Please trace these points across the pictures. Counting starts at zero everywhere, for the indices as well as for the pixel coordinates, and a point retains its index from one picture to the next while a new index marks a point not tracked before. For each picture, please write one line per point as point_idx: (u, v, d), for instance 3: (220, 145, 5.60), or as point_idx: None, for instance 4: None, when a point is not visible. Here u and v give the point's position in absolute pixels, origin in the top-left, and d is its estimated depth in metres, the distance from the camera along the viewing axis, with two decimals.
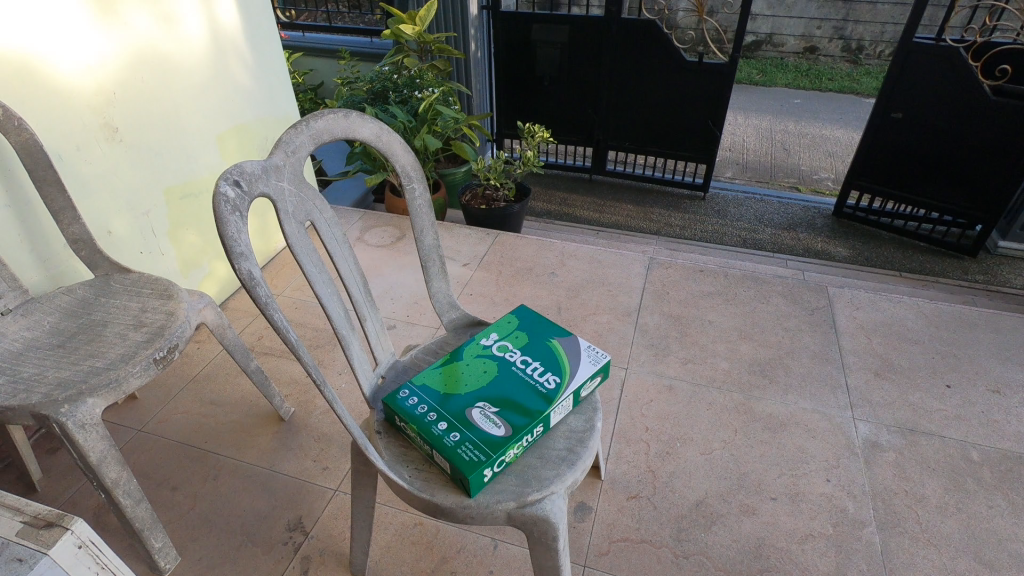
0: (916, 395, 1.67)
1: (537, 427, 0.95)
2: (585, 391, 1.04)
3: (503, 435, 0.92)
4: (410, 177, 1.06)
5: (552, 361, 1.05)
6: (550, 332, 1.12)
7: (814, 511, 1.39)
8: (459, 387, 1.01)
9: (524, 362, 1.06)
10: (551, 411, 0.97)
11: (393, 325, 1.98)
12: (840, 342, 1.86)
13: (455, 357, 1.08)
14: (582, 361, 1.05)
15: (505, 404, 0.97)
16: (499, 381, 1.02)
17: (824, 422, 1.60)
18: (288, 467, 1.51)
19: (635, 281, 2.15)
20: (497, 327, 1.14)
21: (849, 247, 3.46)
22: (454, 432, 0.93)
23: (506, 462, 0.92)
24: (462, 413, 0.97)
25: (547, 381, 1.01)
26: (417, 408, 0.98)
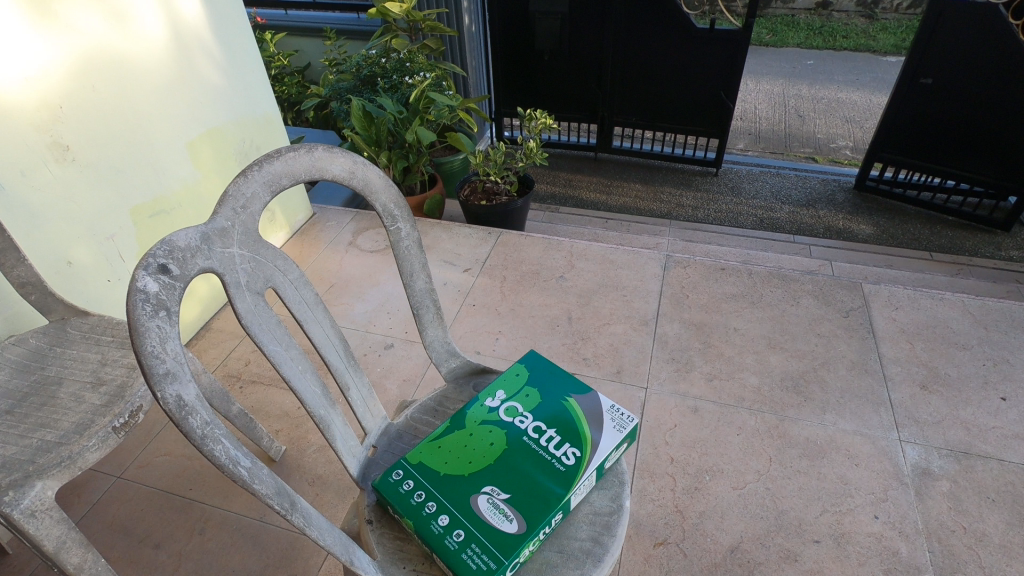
0: (967, 410, 1.52)
1: (556, 517, 0.81)
2: (610, 462, 0.89)
3: (517, 534, 0.77)
4: (395, 217, 0.89)
5: (570, 428, 0.90)
6: (566, 389, 0.96)
7: (862, 556, 1.25)
8: (462, 467, 0.86)
9: (537, 430, 0.90)
10: (572, 496, 0.82)
11: (391, 344, 1.83)
12: (878, 350, 1.70)
13: (457, 424, 0.93)
14: (605, 427, 0.90)
15: (517, 489, 0.82)
16: (509, 456, 0.87)
17: (867, 446, 1.45)
18: (281, 517, 1.38)
19: (651, 284, 1.98)
20: (504, 383, 0.98)
21: (873, 224, 3.25)
22: (456, 529, 0.79)
23: (521, 564, 0.77)
24: (467, 502, 0.82)
25: (565, 456, 0.86)
26: (413, 497, 0.83)
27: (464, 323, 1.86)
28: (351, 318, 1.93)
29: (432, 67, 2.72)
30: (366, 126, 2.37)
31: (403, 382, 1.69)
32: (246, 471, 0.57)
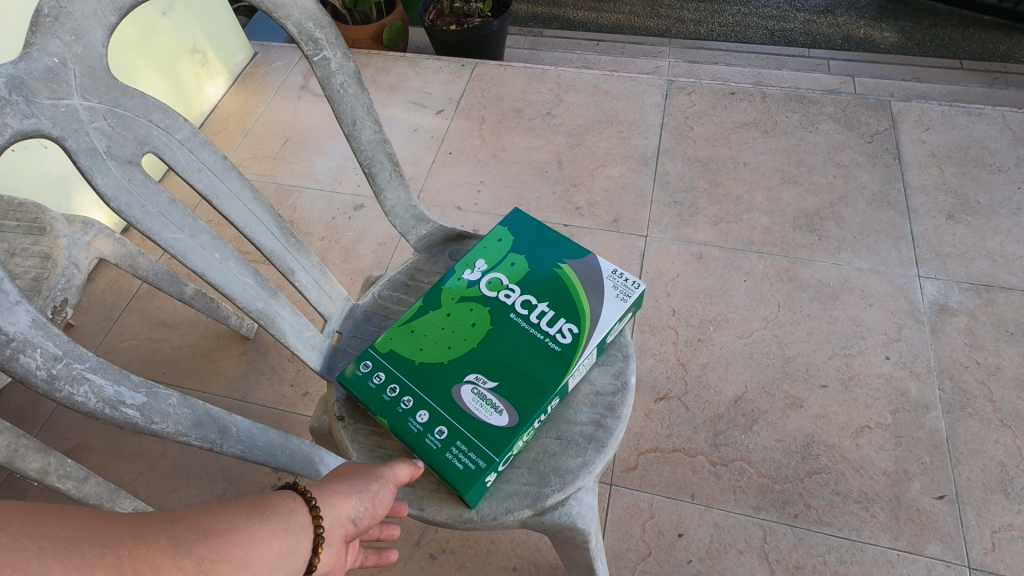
0: (995, 240, 1.40)
1: (552, 403, 0.70)
2: (613, 335, 0.76)
3: (509, 427, 0.67)
4: (318, 42, 0.67)
5: (566, 300, 0.76)
6: (558, 254, 0.81)
7: (870, 398, 1.21)
8: (440, 354, 0.74)
9: (527, 305, 0.76)
10: (570, 379, 0.71)
11: (362, 203, 1.63)
12: (903, 178, 1.53)
13: (431, 303, 0.79)
14: (605, 296, 0.76)
15: (506, 376, 0.71)
16: (495, 338, 0.74)
17: (883, 284, 1.35)
18: (263, 396, 1.32)
19: (651, 116, 1.73)
20: (484, 252, 0.82)
21: (898, 29, 2.85)
22: (438, 426, 0.68)
23: (515, 457, 0.68)
24: (447, 393, 0.70)
25: (560, 333, 0.73)
26: (386, 392, 0.72)
27: (441, 175, 1.65)
28: (313, 177, 1.71)
29: None
30: None
31: (378, 246, 1.53)
32: (136, 411, 0.49)
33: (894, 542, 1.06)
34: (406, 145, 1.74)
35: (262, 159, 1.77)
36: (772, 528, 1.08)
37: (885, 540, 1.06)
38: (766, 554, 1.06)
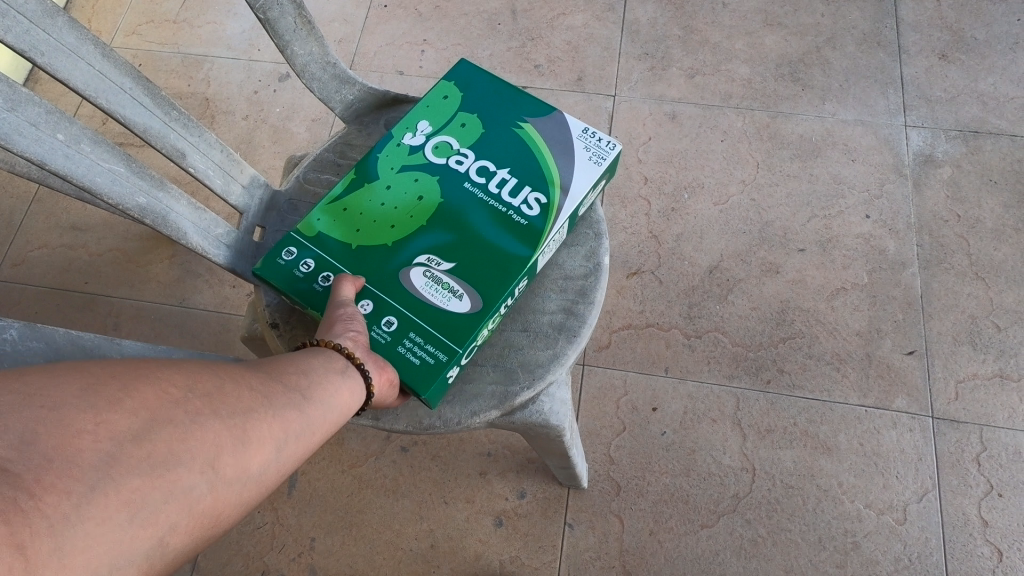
0: (988, 81, 1.29)
1: (519, 286, 0.61)
2: (586, 206, 0.66)
3: (474, 313, 0.58)
4: None
5: (531, 163, 0.64)
6: (517, 110, 0.67)
7: (848, 259, 1.16)
8: (383, 233, 0.62)
9: (483, 173, 0.64)
10: (539, 255, 0.61)
11: (287, 73, 1.40)
12: (897, 13, 1.37)
13: (366, 176, 0.66)
14: (575, 159, 0.64)
15: (466, 256, 0.60)
16: (447, 214, 0.63)
17: (868, 137, 1.25)
18: (203, 300, 1.20)
19: None
20: (427, 111, 0.68)
21: None
22: (386, 317, 0.58)
23: (479, 347, 0.60)
24: (394, 279, 0.60)
25: (524, 205, 0.62)
26: (317, 281, 0.60)
27: (377, 34, 1.42)
28: (224, 43, 1.44)
29: None
30: None
31: (312, 123, 1.33)
32: None
33: (863, 400, 1.06)
34: None
35: (161, 23, 1.48)
36: (745, 396, 1.07)
37: (854, 399, 1.06)
38: (738, 421, 1.06)
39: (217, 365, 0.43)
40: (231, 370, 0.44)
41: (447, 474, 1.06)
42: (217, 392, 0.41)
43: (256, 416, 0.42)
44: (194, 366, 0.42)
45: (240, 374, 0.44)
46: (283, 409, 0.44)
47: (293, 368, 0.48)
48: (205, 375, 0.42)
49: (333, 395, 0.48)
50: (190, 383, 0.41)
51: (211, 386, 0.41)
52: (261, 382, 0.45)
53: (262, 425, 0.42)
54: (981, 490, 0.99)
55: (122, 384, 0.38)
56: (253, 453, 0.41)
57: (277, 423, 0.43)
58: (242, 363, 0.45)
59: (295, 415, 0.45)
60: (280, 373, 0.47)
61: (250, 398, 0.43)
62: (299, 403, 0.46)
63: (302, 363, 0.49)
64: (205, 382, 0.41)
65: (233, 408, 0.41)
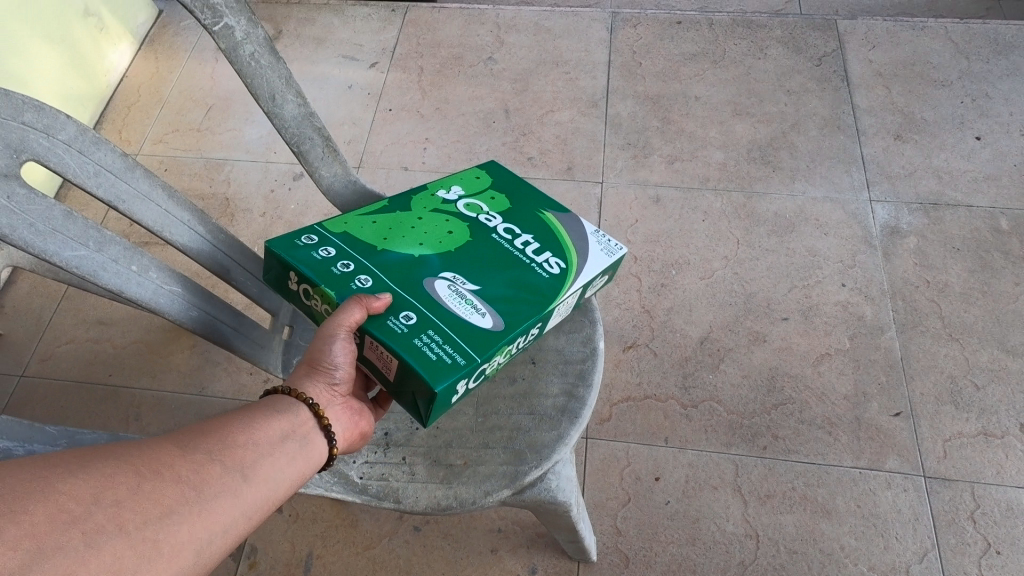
0: (941, 157, 1.42)
1: (532, 328, 0.65)
2: (591, 291, 0.72)
3: (493, 330, 0.62)
4: (216, 8, 0.61)
5: (552, 232, 0.72)
6: (544, 196, 0.76)
7: (829, 326, 1.24)
8: (412, 249, 0.69)
9: (507, 231, 0.72)
10: (557, 300, 0.66)
11: (301, 173, 1.53)
12: (852, 100, 1.52)
13: (399, 208, 0.74)
14: (590, 240, 0.71)
15: (489, 286, 0.66)
16: (472, 251, 0.69)
17: (837, 212, 1.36)
18: (221, 387, 1.26)
19: (597, 53, 1.66)
20: (462, 178, 0.78)
21: None
22: (405, 311, 0.63)
23: (485, 373, 0.62)
24: (418, 287, 0.65)
25: (542, 265, 0.68)
26: (336, 266, 0.66)
27: (383, 135, 1.56)
28: (243, 148, 1.58)
29: None
30: None
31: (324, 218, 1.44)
32: None
33: (856, 462, 1.11)
34: (340, 104, 1.62)
35: (185, 131, 1.63)
36: (743, 462, 1.12)
37: (848, 461, 1.11)
38: (739, 487, 1.10)
39: (138, 463, 0.43)
40: (157, 462, 0.44)
41: (459, 552, 1.08)
42: (134, 496, 0.41)
43: (179, 518, 0.42)
44: (111, 463, 0.42)
45: (166, 468, 0.44)
46: (210, 504, 0.44)
47: (230, 448, 0.48)
48: (122, 475, 0.41)
49: (271, 474, 0.50)
50: (105, 490, 0.40)
51: (130, 489, 0.41)
52: (191, 473, 0.45)
53: (185, 528, 0.42)
54: (979, 548, 1.02)
55: (11, 508, 0.36)
56: (174, 559, 0.41)
57: (203, 520, 0.44)
58: (171, 450, 0.45)
59: (225, 506, 0.45)
60: (215, 457, 0.47)
61: (174, 498, 0.43)
62: (230, 494, 0.46)
63: (242, 441, 0.49)
64: (120, 487, 0.41)
65: (154, 512, 0.41)
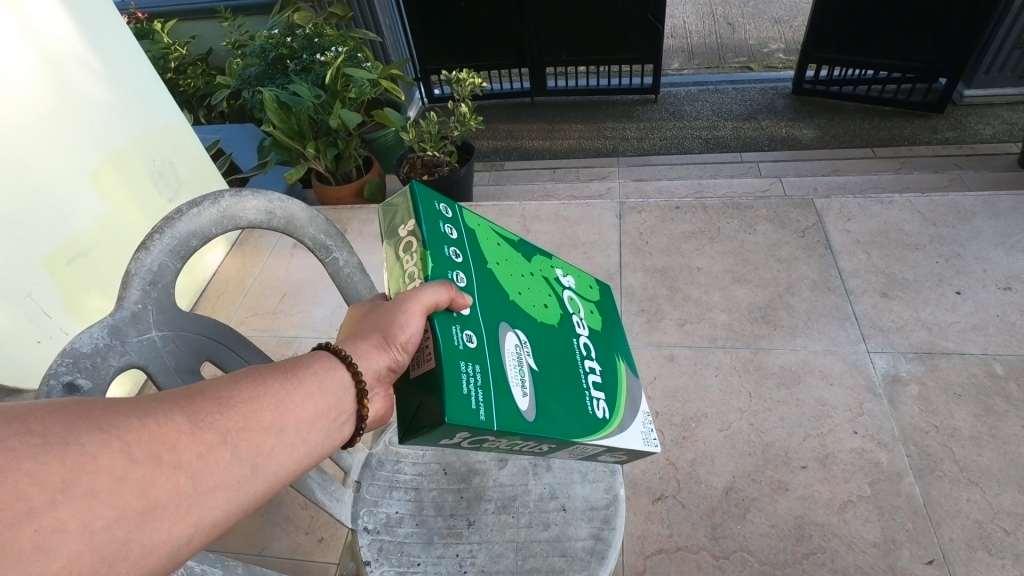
0: (927, 310, 1.58)
1: (548, 444, 0.66)
2: (609, 455, 0.75)
3: (523, 416, 0.62)
4: (328, 247, 0.83)
5: (611, 387, 0.77)
6: (624, 356, 0.87)
7: (848, 472, 1.30)
8: (510, 290, 0.75)
9: (585, 348, 0.79)
10: (580, 438, 0.67)
11: None
12: (838, 264, 1.73)
13: (519, 257, 0.82)
14: (637, 421, 0.77)
15: (545, 376, 0.69)
16: (549, 335, 0.75)
17: (838, 364, 1.50)
18: (279, 547, 1.34)
19: (609, 235, 1.96)
20: (575, 282, 0.90)
21: (814, 127, 3.20)
22: (469, 332, 0.64)
23: (480, 440, 0.63)
24: (497, 325, 0.68)
25: (594, 400, 0.73)
26: (450, 248, 0.71)
27: None
28: (310, 327, 1.85)
29: (345, 38, 2.52)
30: (284, 118, 2.18)
31: None
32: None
33: None
34: None
35: (263, 315, 1.92)
36: None
37: None
38: None
39: (135, 444, 0.43)
40: (160, 442, 0.45)
41: None
42: (118, 486, 0.42)
43: (162, 516, 0.44)
44: (103, 439, 0.42)
45: (167, 451, 0.45)
46: (200, 502, 0.46)
47: (241, 436, 0.50)
48: (115, 456, 0.42)
49: (273, 467, 0.52)
50: (93, 476, 0.40)
51: (117, 475, 0.42)
52: (191, 463, 0.46)
53: (167, 525, 0.44)
54: None
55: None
56: (150, 553, 0.43)
57: (189, 516, 0.46)
58: (178, 427, 0.46)
59: (218, 501, 0.48)
60: (222, 444, 0.48)
61: (163, 491, 0.44)
62: (223, 489, 0.48)
63: (256, 428, 0.51)
64: (104, 476, 0.41)
65: (136, 506, 0.42)
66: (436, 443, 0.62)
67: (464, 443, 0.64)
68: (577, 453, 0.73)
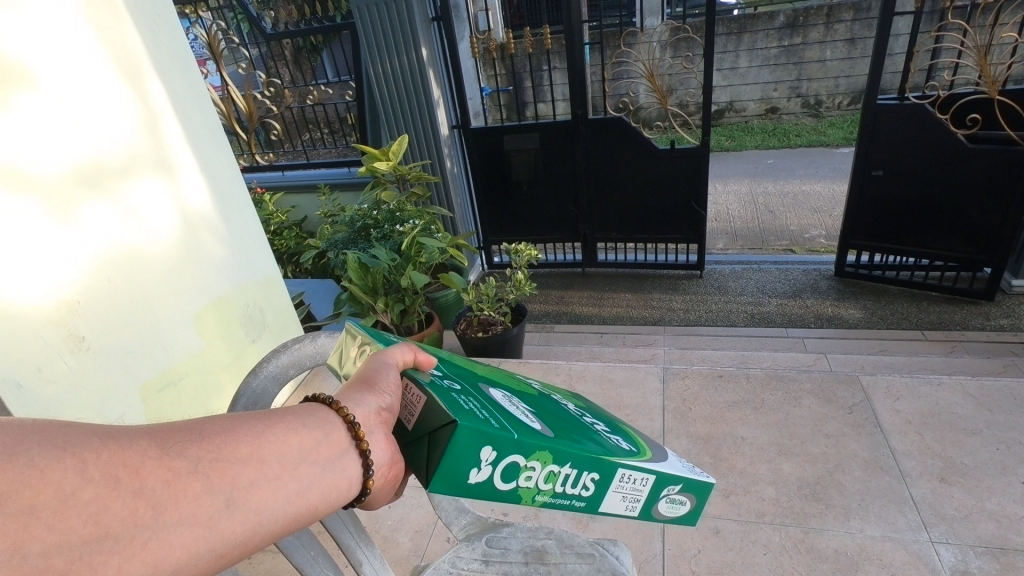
0: (993, 501, 1.50)
1: (586, 469, 0.61)
2: (667, 495, 0.68)
3: (540, 431, 0.61)
4: None
5: (622, 433, 0.74)
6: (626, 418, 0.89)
7: None
8: (482, 365, 0.79)
9: (584, 408, 0.80)
10: (613, 457, 0.62)
11: (401, 493, 1.76)
12: (890, 444, 1.71)
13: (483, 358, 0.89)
14: (675, 458, 0.73)
15: (548, 414, 0.69)
16: (540, 391, 0.77)
17: (900, 552, 1.40)
18: None
19: (653, 399, 2.01)
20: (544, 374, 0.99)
21: (860, 307, 3.27)
22: (448, 379, 0.66)
23: (514, 464, 0.59)
24: (476, 378, 0.70)
25: (620, 439, 0.71)
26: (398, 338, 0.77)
27: None
28: None
29: (422, 214, 2.93)
30: (361, 275, 2.48)
31: (415, 533, 1.62)
32: None
33: None
34: None
35: None
36: None
37: None
38: None
39: (91, 463, 0.39)
40: (121, 464, 0.40)
41: None
42: (58, 506, 0.37)
43: (112, 548, 0.38)
44: (58, 454, 0.38)
45: (127, 473, 0.40)
46: (161, 537, 0.40)
47: (213, 465, 0.43)
48: (64, 472, 0.38)
49: (252, 511, 0.45)
50: (37, 492, 0.36)
51: (63, 494, 0.37)
52: (154, 489, 0.40)
53: (115, 560, 0.38)
54: None
55: None
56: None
57: (145, 554, 0.39)
58: (143, 450, 0.41)
59: (181, 541, 0.41)
60: (191, 473, 0.42)
61: (116, 519, 0.38)
62: (190, 525, 0.41)
63: (231, 458, 0.45)
64: (47, 493, 0.36)
65: (81, 535, 0.37)
66: (464, 475, 0.58)
67: (498, 479, 0.60)
68: (629, 495, 0.65)
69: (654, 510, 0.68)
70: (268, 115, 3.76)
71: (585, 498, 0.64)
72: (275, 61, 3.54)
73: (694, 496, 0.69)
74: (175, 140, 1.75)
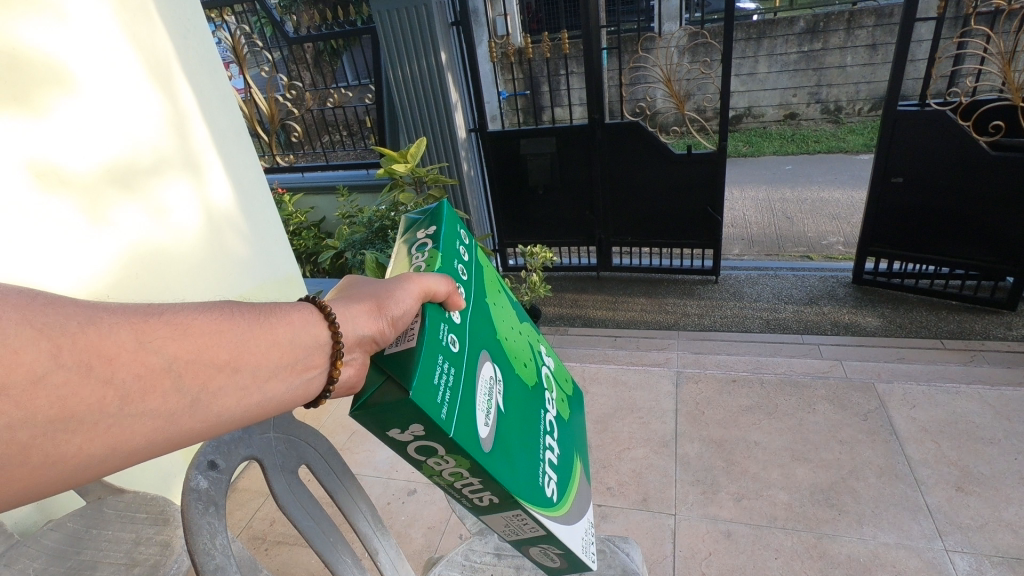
0: (1010, 511, 1.48)
1: (489, 491, 0.65)
2: (547, 544, 0.76)
3: (479, 442, 0.61)
4: None
5: (563, 476, 0.81)
6: (578, 454, 0.94)
7: None
8: (498, 331, 0.81)
9: (548, 427, 0.84)
10: (521, 503, 0.66)
11: (414, 489, 1.79)
12: (905, 452, 1.70)
13: (514, 314, 0.92)
14: (574, 522, 0.80)
15: (505, 421, 0.70)
16: (519, 391, 0.79)
17: (914, 560, 1.39)
18: None
19: (666, 403, 2.02)
20: (555, 368, 1.02)
21: (878, 315, 3.24)
22: (449, 336, 0.65)
23: (434, 453, 0.59)
24: (477, 350, 0.70)
25: (549, 481, 0.76)
26: (457, 264, 0.78)
27: None
28: (371, 464, 1.90)
29: None
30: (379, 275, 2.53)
31: (428, 529, 1.64)
32: None
33: None
34: None
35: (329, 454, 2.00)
36: None
37: None
38: None
39: (67, 349, 0.41)
40: (97, 353, 0.42)
41: None
42: (30, 384, 0.39)
43: (76, 428, 0.42)
44: (35, 335, 0.40)
45: (101, 363, 0.43)
46: (124, 424, 0.44)
47: (188, 367, 0.47)
48: (38, 354, 0.40)
49: (210, 413, 0.49)
50: (9, 371, 0.38)
51: (33, 375, 0.40)
52: (125, 382, 0.43)
53: (78, 440, 0.42)
54: None
55: None
56: (51, 465, 0.41)
57: (106, 436, 0.43)
58: (120, 341, 0.44)
59: (143, 430, 0.45)
60: (164, 370, 0.46)
61: (83, 405, 0.41)
62: (154, 417, 0.45)
63: (207, 364, 0.48)
64: (20, 372, 0.39)
65: (48, 414, 0.40)
66: (385, 428, 0.56)
67: (412, 448, 0.59)
68: (512, 525, 0.72)
69: (525, 546, 0.79)
70: (289, 117, 3.83)
71: (474, 502, 0.68)
72: (296, 65, 3.62)
73: (566, 563, 0.82)
74: (202, 141, 1.81)
